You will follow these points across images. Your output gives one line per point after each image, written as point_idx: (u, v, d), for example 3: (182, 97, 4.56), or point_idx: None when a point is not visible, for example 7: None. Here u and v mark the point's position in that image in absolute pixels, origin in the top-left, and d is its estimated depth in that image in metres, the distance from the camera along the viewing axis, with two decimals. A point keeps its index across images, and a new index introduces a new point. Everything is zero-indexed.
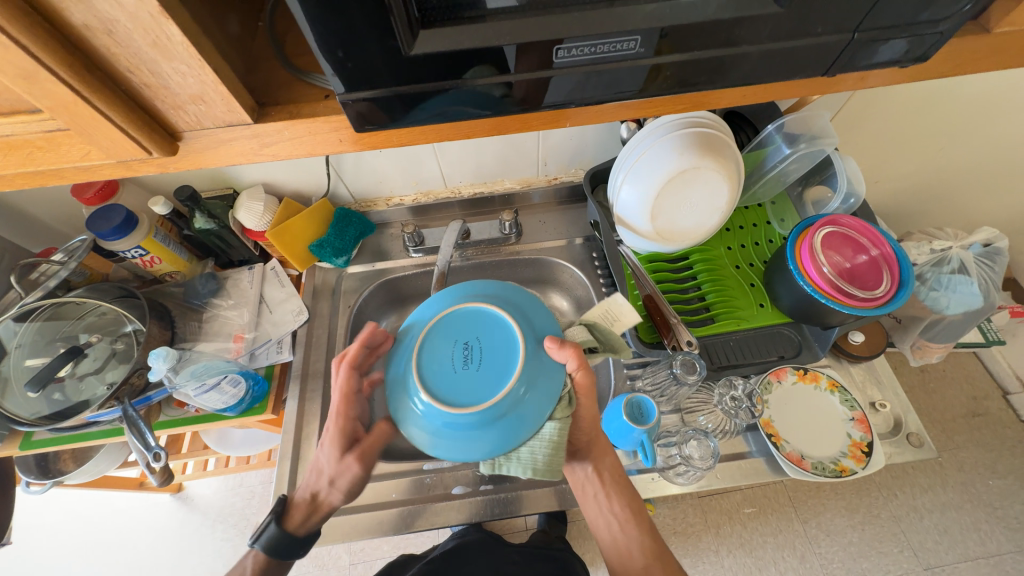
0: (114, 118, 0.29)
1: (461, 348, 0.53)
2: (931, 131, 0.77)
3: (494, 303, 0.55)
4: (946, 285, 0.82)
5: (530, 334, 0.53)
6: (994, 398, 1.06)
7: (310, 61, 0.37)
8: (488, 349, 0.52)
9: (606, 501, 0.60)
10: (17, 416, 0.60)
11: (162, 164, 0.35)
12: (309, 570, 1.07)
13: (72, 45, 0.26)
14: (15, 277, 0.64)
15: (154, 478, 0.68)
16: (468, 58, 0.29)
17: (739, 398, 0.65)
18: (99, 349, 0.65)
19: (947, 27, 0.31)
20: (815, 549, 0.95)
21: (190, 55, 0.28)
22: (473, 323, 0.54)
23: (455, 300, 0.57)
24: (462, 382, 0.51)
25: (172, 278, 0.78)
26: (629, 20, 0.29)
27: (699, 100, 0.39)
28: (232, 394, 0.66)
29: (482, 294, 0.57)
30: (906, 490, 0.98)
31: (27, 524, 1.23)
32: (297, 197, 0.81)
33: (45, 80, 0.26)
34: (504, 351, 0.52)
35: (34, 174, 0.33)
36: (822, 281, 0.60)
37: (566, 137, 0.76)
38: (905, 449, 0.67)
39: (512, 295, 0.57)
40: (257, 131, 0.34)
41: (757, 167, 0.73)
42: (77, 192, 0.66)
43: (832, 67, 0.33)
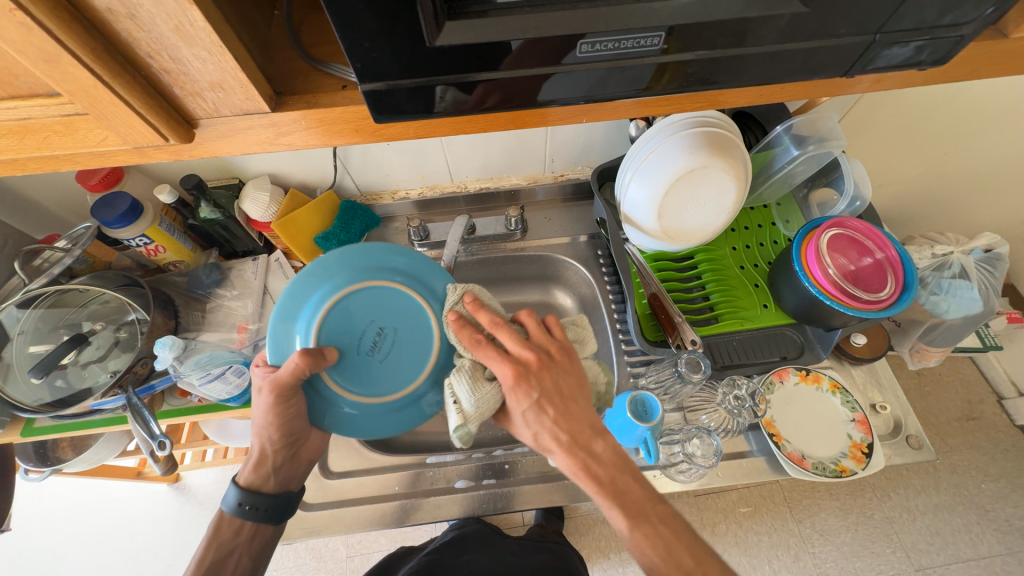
0: (132, 103, 0.29)
1: (370, 331, 0.51)
2: (936, 136, 0.77)
3: (415, 289, 0.53)
4: (946, 290, 0.82)
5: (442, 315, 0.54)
6: (989, 402, 1.06)
7: (327, 51, 0.37)
8: (402, 338, 0.52)
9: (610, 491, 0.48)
10: (19, 402, 0.60)
11: (177, 151, 0.35)
12: (306, 562, 1.07)
13: (95, 29, 0.26)
14: (18, 263, 0.63)
15: (158, 467, 0.67)
16: (491, 50, 0.29)
17: (743, 398, 0.64)
18: (102, 337, 0.65)
19: (969, 31, 0.31)
20: (809, 549, 0.96)
21: (211, 42, 0.28)
22: (386, 303, 0.52)
23: (364, 267, 0.52)
24: (365, 368, 0.50)
25: (176, 267, 0.78)
26: (655, 16, 0.29)
27: (716, 98, 0.39)
28: (236, 384, 0.66)
29: (400, 270, 0.53)
30: (900, 491, 0.98)
31: (24, 511, 1.23)
32: (302, 188, 0.81)
33: (66, 64, 0.26)
34: (417, 341, 0.52)
35: (48, 158, 0.33)
36: (827, 283, 0.60)
37: (574, 134, 0.76)
38: (904, 451, 0.68)
39: (434, 280, 0.54)
40: (274, 120, 0.34)
41: (765, 167, 0.73)
42: (82, 179, 0.65)
43: (853, 68, 0.33)
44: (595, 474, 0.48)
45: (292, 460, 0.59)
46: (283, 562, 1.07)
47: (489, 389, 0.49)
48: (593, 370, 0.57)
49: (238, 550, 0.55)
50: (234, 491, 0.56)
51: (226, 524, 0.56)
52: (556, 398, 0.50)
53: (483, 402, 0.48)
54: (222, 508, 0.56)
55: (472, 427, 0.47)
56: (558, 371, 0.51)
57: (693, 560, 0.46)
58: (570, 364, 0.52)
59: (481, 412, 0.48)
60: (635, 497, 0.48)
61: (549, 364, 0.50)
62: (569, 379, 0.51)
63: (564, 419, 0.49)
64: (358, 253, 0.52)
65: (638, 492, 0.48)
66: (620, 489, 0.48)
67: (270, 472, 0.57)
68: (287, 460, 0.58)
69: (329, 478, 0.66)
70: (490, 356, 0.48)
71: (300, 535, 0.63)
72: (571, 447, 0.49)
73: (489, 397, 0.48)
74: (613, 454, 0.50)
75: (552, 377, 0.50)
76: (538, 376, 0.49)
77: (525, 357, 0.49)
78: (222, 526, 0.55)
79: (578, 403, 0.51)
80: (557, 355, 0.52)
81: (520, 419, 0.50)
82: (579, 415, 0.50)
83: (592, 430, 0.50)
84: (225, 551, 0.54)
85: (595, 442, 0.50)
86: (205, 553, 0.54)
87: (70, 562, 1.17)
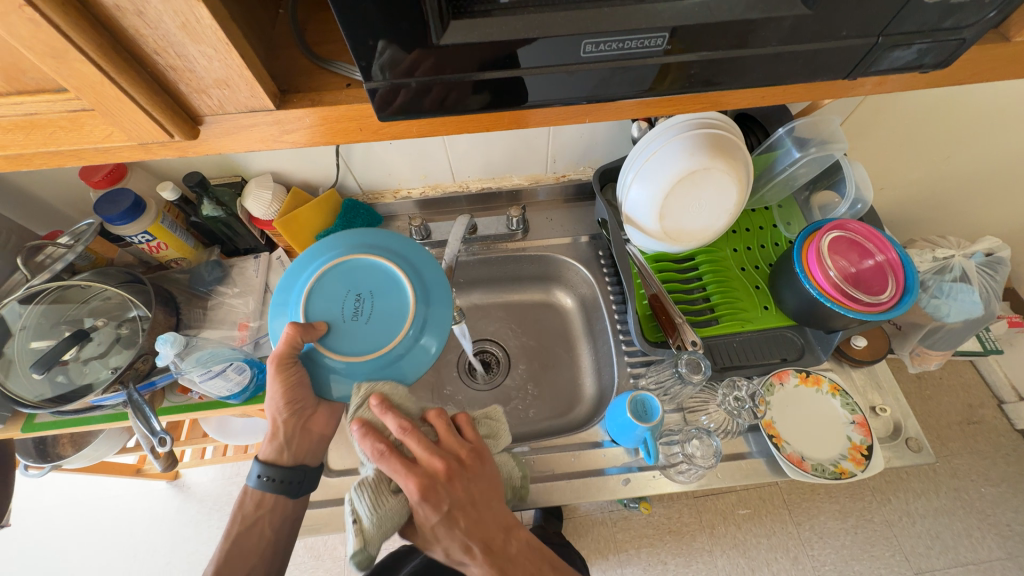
0: (138, 99, 0.29)
1: (352, 300, 0.52)
2: (938, 139, 0.77)
3: (389, 257, 0.55)
4: (947, 294, 0.82)
5: (416, 272, 0.55)
6: (989, 406, 1.06)
7: (332, 50, 0.37)
8: (382, 301, 0.53)
9: None
10: (21, 397, 0.60)
11: (181, 148, 0.35)
12: (305, 560, 1.07)
13: (102, 26, 0.26)
14: (21, 259, 0.63)
15: (158, 463, 0.68)
16: (496, 50, 0.29)
17: (742, 399, 0.64)
18: (104, 333, 0.65)
19: (970, 34, 0.31)
20: (808, 551, 0.96)
21: (217, 39, 0.28)
22: (364, 273, 0.54)
23: (337, 247, 0.55)
24: (351, 333, 0.51)
25: (177, 264, 0.78)
26: (657, 17, 0.29)
27: (718, 100, 0.39)
28: (236, 381, 0.66)
29: (369, 243, 0.56)
30: (899, 495, 0.98)
31: (23, 507, 1.23)
32: (305, 186, 0.81)
33: (73, 60, 0.26)
34: (397, 298, 0.53)
35: (54, 154, 0.33)
36: (828, 285, 0.60)
37: (576, 135, 0.76)
38: (904, 453, 0.68)
39: (407, 251, 0.56)
40: (279, 118, 0.34)
41: (766, 169, 0.73)
42: (86, 175, 0.65)
43: (855, 71, 0.34)
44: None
45: (306, 434, 0.59)
46: None
47: (389, 505, 0.50)
48: (505, 464, 0.60)
49: (262, 521, 0.57)
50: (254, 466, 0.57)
51: (250, 497, 0.58)
52: (466, 505, 0.51)
53: (383, 521, 0.49)
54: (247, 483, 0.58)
55: (372, 550, 0.46)
56: (468, 475, 0.52)
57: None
58: (480, 468, 0.53)
59: (380, 531, 0.48)
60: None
61: (458, 472, 0.51)
62: (479, 485, 0.52)
63: (474, 528, 0.50)
64: (335, 235, 0.56)
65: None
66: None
67: (282, 446, 0.57)
68: (303, 434, 0.59)
69: (328, 476, 0.66)
70: (394, 468, 0.50)
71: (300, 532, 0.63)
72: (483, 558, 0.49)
73: (391, 513, 0.50)
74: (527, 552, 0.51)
75: (461, 485, 0.51)
76: (446, 485, 0.50)
77: (434, 465, 0.51)
78: (246, 499, 0.57)
79: (489, 508, 0.52)
80: (465, 461, 0.53)
81: (429, 531, 0.50)
82: (491, 522, 0.51)
83: (505, 535, 0.51)
84: (251, 522, 0.56)
85: (509, 543, 0.51)
86: (232, 526, 0.56)
87: (69, 557, 1.17)
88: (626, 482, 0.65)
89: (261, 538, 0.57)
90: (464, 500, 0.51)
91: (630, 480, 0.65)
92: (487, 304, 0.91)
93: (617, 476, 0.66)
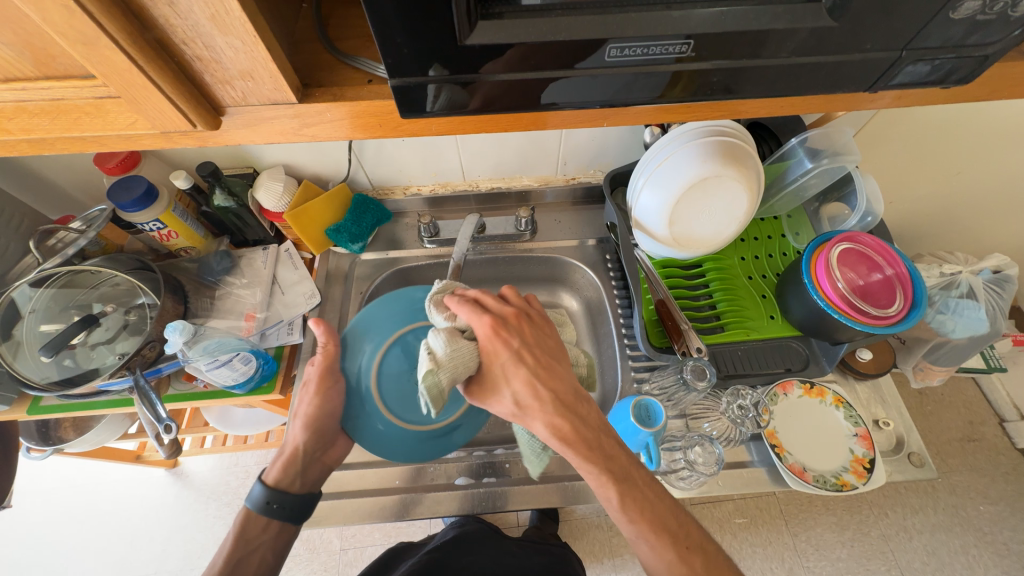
0: (164, 88, 0.30)
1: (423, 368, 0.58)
2: (950, 155, 0.77)
3: None
4: (953, 310, 0.82)
5: None
6: (990, 424, 1.05)
7: (354, 45, 0.38)
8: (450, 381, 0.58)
9: (590, 453, 0.46)
10: (28, 378, 0.60)
11: (202, 138, 0.35)
12: (300, 552, 1.07)
13: (132, 14, 0.27)
14: (33, 242, 0.64)
15: (162, 450, 0.68)
16: (519, 51, 0.30)
17: (746, 407, 0.64)
18: (112, 319, 0.66)
19: (994, 50, 0.31)
20: (803, 562, 0.97)
21: (245, 30, 0.28)
22: None
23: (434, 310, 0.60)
24: (409, 393, 0.56)
25: (187, 252, 0.78)
26: (682, 24, 0.29)
27: (735, 108, 0.39)
28: (242, 371, 0.66)
29: None
30: (897, 509, 0.98)
31: (23, 489, 1.23)
32: (315, 180, 0.81)
33: (103, 47, 0.26)
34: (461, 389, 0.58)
35: (77, 139, 0.34)
36: (836, 296, 0.60)
37: (588, 138, 0.76)
38: (906, 468, 0.68)
39: None
40: (300, 111, 0.34)
41: (777, 179, 0.73)
42: (100, 161, 0.66)
43: (877, 83, 0.34)
44: (584, 437, 0.47)
45: (319, 462, 0.60)
46: None
47: (465, 344, 0.48)
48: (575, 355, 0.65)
49: (263, 547, 0.55)
50: (260, 490, 0.56)
51: (251, 521, 0.56)
52: (537, 352, 0.50)
53: (459, 354, 0.47)
54: (247, 506, 0.57)
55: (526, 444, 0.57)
56: (532, 327, 0.52)
57: (680, 525, 0.47)
58: (548, 325, 0.54)
59: (455, 365, 0.46)
60: (621, 467, 0.47)
61: (527, 321, 0.52)
62: (550, 339, 0.52)
63: (548, 376, 0.49)
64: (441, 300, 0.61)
65: (624, 458, 0.48)
66: (606, 452, 0.47)
67: (296, 472, 0.58)
68: (318, 462, 0.60)
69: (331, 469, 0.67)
70: (470, 313, 0.50)
71: None
72: (552, 408, 0.47)
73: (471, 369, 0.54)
74: (598, 419, 0.49)
75: (530, 331, 0.51)
76: (516, 329, 0.50)
77: (505, 312, 0.51)
78: (247, 522, 0.56)
79: (559, 364, 0.51)
80: (534, 318, 0.53)
81: (497, 372, 0.48)
82: (560, 372, 0.50)
83: (574, 392, 0.49)
84: (250, 548, 0.55)
85: (581, 403, 0.49)
86: (232, 550, 0.54)
87: (66, 541, 1.17)
88: None
89: (256, 568, 0.54)
90: (536, 345, 0.50)
91: None
92: None
93: None
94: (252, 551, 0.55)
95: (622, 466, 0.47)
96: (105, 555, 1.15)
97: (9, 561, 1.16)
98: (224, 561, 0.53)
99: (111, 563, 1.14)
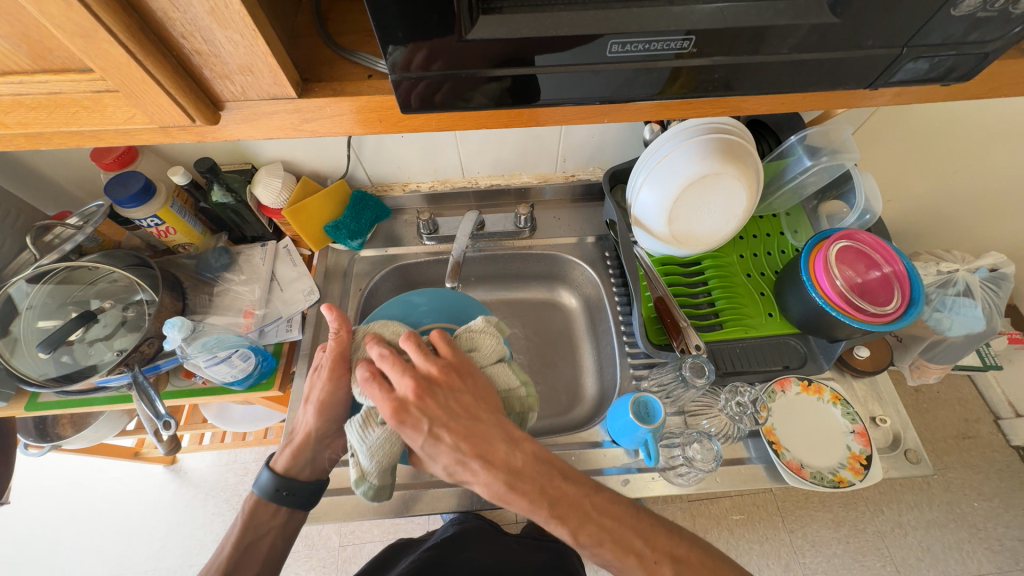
0: (162, 81, 0.29)
1: None
2: (948, 152, 0.77)
3: None
4: (949, 308, 0.82)
5: None
6: (985, 422, 1.05)
7: (354, 40, 0.37)
8: None
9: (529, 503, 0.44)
10: (26, 374, 0.60)
11: (200, 133, 0.35)
12: (298, 549, 1.07)
13: (131, 7, 0.26)
14: (30, 238, 0.63)
15: (161, 446, 0.68)
16: (521, 47, 0.30)
17: (744, 404, 0.65)
18: (110, 316, 0.65)
19: (994, 48, 0.31)
20: (800, 559, 0.98)
21: (245, 24, 0.28)
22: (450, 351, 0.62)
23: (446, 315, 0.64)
24: None
25: (185, 249, 0.78)
26: (684, 20, 0.29)
27: (736, 105, 0.39)
28: (241, 368, 0.66)
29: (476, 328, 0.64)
30: (892, 506, 0.99)
31: (20, 487, 1.23)
32: (314, 176, 0.81)
33: (101, 40, 0.26)
34: None
35: (75, 134, 0.33)
36: (834, 294, 0.60)
37: (587, 135, 0.76)
38: (902, 464, 0.68)
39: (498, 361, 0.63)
40: (299, 106, 0.34)
41: (776, 176, 0.74)
42: (97, 157, 0.65)
43: (877, 80, 0.34)
44: (524, 490, 0.45)
45: (324, 453, 0.59)
46: None
47: (379, 434, 0.47)
48: (502, 375, 0.53)
49: (271, 533, 0.56)
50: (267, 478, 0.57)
51: (262, 507, 0.57)
52: (451, 422, 0.47)
53: (377, 451, 0.47)
54: (254, 492, 0.57)
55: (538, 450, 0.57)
56: (442, 394, 0.48)
57: (643, 540, 0.45)
58: (463, 381, 0.49)
59: (378, 464, 0.47)
60: (570, 498, 0.45)
61: (432, 389, 0.47)
62: (464, 398, 0.48)
63: (468, 442, 0.46)
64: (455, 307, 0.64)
65: (573, 491, 0.45)
66: (552, 495, 0.45)
67: (305, 460, 0.58)
68: (323, 451, 0.59)
69: None
70: (373, 395, 0.47)
71: None
72: (483, 476, 0.45)
73: (381, 443, 0.47)
74: (535, 463, 0.46)
75: (440, 400, 0.47)
76: (420, 405, 0.47)
77: (405, 387, 0.47)
78: (258, 508, 0.56)
79: (481, 421, 0.48)
80: (442, 376, 0.49)
81: (421, 454, 0.47)
82: (485, 434, 0.47)
83: (503, 444, 0.47)
84: (259, 533, 0.55)
85: (511, 455, 0.46)
86: (240, 535, 0.55)
87: (64, 539, 1.17)
88: (626, 483, 0.65)
89: (266, 554, 0.55)
90: (452, 412, 0.47)
91: (629, 480, 0.65)
92: (491, 301, 0.91)
93: (617, 477, 0.66)
94: (262, 535, 0.55)
95: (573, 504, 0.45)
96: (103, 552, 1.15)
97: (6, 558, 1.16)
98: (235, 545, 0.54)
99: (109, 560, 1.14)
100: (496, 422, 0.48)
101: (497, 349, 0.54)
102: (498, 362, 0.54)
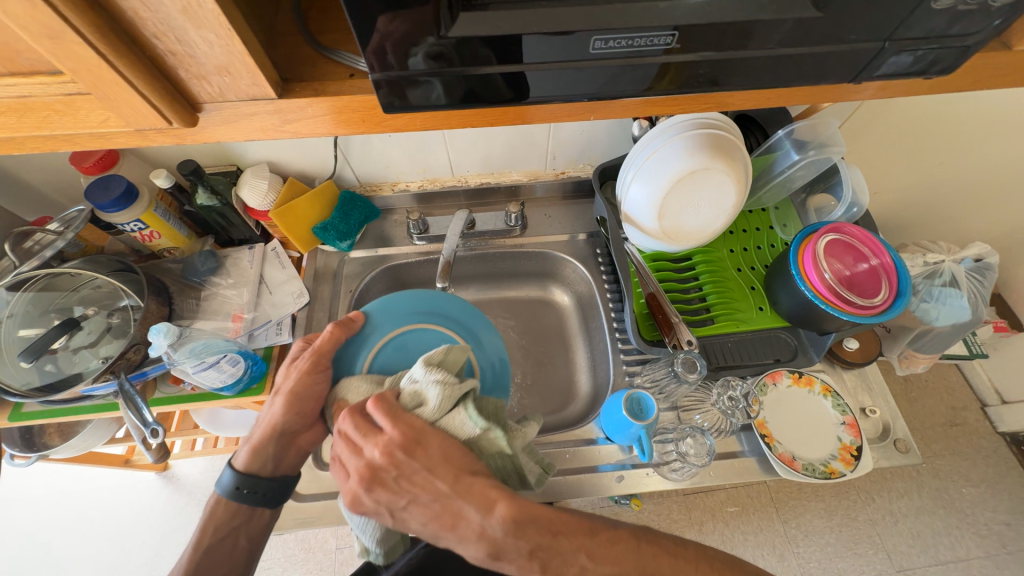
0: (136, 83, 0.29)
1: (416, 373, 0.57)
2: (934, 144, 0.78)
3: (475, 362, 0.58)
4: (936, 298, 0.83)
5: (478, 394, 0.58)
6: (973, 409, 1.07)
7: (335, 38, 0.37)
8: None
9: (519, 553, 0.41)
10: (7, 384, 0.59)
11: (179, 135, 0.34)
12: (295, 552, 1.07)
13: (100, 7, 0.26)
14: (9, 245, 0.62)
15: (149, 454, 0.67)
16: (504, 43, 0.29)
17: (737, 398, 0.65)
18: (94, 322, 0.64)
19: (975, 41, 0.31)
20: (793, 548, 0.99)
21: (220, 24, 0.27)
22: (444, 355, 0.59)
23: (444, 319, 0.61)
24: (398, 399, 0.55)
25: (170, 253, 0.77)
26: (669, 14, 0.29)
27: (723, 100, 0.39)
28: (230, 373, 0.65)
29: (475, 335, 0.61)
30: (883, 494, 1.00)
31: (9, 497, 1.21)
32: (301, 177, 0.80)
33: (70, 41, 0.26)
34: None
35: (48, 138, 0.33)
36: (823, 287, 0.61)
37: (576, 132, 0.76)
38: (891, 454, 0.69)
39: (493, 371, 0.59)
40: (280, 107, 0.34)
41: (765, 171, 0.74)
42: (77, 161, 0.64)
43: (860, 74, 0.34)
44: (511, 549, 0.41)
45: (290, 449, 0.57)
46: (272, 553, 1.06)
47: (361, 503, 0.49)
48: (459, 423, 0.45)
49: (236, 532, 0.56)
50: (229, 476, 0.56)
51: (222, 506, 0.56)
52: (412, 504, 0.43)
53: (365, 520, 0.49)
54: (216, 491, 0.56)
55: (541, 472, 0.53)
56: (393, 481, 0.43)
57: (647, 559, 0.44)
58: (414, 458, 0.43)
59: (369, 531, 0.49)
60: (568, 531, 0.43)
61: (381, 478, 0.43)
62: (416, 476, 0.43)
63: (435, 521, 0.43)
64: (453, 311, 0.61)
65: (569, 525, 0.43)
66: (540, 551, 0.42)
67: (267, 459, 0.56)
68: (286, 448, 0.57)
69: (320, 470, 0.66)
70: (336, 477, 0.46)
71: (292, 525, 0.63)
72: (462, 544, 0.43)
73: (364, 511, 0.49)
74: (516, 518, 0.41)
75: (394, 486, 0.43)
76: (374, 497, 0.44)
77: (354, 476, 0.44)
78: (218, 507, 0.55)
79: (444, 498, 0.43)
80: (386, 461, 0.43)
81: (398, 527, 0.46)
82: (451, 513, 0.42)
83: (475, 516, 0.42)
84: (223, 533, 0.55)
85: (486, 526, 0.42)
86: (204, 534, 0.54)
87: (55, 548, 1.15)
88: (620, 479, 0.66)
89: (231, 552, 0.55)
90: (411, 496, 0.43)
91: (624, 476, 0.66)
92: (483, 299, 0.91)
93: (611, 473, 0.66)
94: (227, 537, 0.55)
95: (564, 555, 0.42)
96: (94, 561, 1.13)
97: None
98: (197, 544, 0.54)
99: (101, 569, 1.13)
100: (461, 500, 0.42)
101: (446, 395, 0.45)
102: (452, 406, 0.45)
